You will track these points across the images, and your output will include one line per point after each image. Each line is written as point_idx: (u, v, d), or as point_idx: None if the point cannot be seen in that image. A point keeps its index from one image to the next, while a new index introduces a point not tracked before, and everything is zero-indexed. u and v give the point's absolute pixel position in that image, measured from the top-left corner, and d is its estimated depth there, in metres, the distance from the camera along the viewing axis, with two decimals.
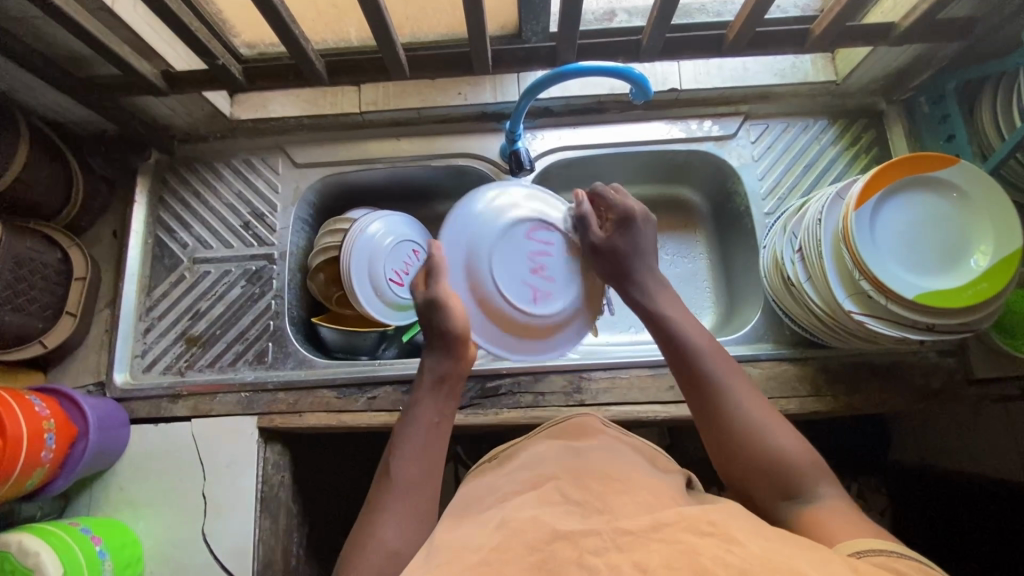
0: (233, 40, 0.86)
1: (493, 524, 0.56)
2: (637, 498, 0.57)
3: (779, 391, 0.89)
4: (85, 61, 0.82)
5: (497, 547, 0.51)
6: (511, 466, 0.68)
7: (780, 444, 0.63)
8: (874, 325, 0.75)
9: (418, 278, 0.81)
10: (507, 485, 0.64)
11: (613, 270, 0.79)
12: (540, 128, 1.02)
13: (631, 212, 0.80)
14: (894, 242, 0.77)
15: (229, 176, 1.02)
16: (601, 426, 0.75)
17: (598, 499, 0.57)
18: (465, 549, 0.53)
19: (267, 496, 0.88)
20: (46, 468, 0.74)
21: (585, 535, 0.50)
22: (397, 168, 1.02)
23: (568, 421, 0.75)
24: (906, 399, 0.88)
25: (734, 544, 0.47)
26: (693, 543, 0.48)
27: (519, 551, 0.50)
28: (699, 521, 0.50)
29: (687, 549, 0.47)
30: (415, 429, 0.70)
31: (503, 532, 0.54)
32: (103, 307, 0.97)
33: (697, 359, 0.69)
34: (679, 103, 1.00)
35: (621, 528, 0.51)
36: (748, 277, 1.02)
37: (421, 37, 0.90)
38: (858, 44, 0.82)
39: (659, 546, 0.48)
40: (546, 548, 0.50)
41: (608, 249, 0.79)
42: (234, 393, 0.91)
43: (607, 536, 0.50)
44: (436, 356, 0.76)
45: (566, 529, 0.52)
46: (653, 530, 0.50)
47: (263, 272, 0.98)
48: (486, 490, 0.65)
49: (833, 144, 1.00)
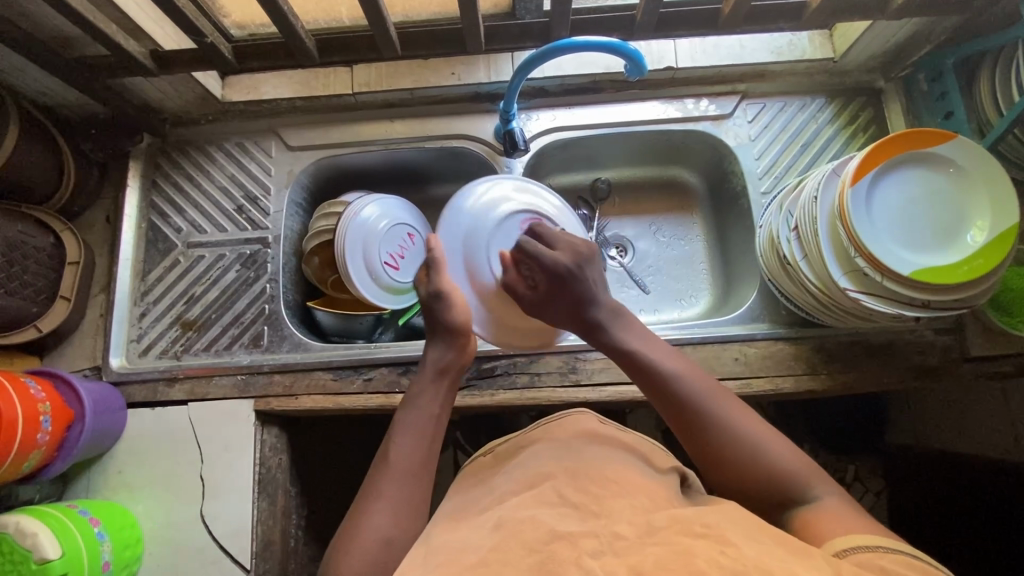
0: (223, 20, 0.85)
1: (489, 523, 0.56)
2: (634, 499, 0.57)
3: (775, 370, 0.89)
4: (75, 42, 0.81)
5: (496, 547, 0.52)
6: (509, 460, 0.69)
7: (771, 454, 0.63)
8: (869, 303, 0.75)
9: (418, 273, 0.82)
10: (504, 482, 0.64)
11: (572, 317, 0.77)
12: (534, 109, 1.01)
13: (562, 269, 0.75)
14: (890, 219, 0.77)
15: (222, 159, 1.01)
16: (595, 421, 0.75)
17: (595, 499, 0.57)
18: (463, 550, 0.53)
19: (264, 479, 0.88)
20: (42, 451, 0.74)
21: (582, 537, 0.51)
22: (390, 150, 1.01)
23: (561, 420, 0.74)
24: (903, 377, 0.88)
25: (728, 546, 0.48)
26: (688, 543, 0.49)
27: (517, 553, 0.51)
28: (692, 523, 0.51)
29: (682, 551, 0.48)
30: (410, 422, 0.71)
31: (500, 531, 0.54)
32: (98, 292, 0.96)
33: (677, 389, 0.68)
34: (675, 82, 1.00)
35: (618, 534, 0.51)
36: (744, 256, 1.02)
37: (414, 15, 0.89)
38: (856, 18, 0.81)
39: (656, 549, 0.49)
40: (543, 548, 0.50)
41: (553, 306, 0.77)
42: (231, 376, 0.91)
43: (604, 540, 0.51)
44: (439, 346, 0.77)
45: (564, 530, 0.52)
46: (649, 535, 0.51)
47: (258, 255, 0.98)
48: (481, 491, 0.65)
49: (830, 122, 0.99)
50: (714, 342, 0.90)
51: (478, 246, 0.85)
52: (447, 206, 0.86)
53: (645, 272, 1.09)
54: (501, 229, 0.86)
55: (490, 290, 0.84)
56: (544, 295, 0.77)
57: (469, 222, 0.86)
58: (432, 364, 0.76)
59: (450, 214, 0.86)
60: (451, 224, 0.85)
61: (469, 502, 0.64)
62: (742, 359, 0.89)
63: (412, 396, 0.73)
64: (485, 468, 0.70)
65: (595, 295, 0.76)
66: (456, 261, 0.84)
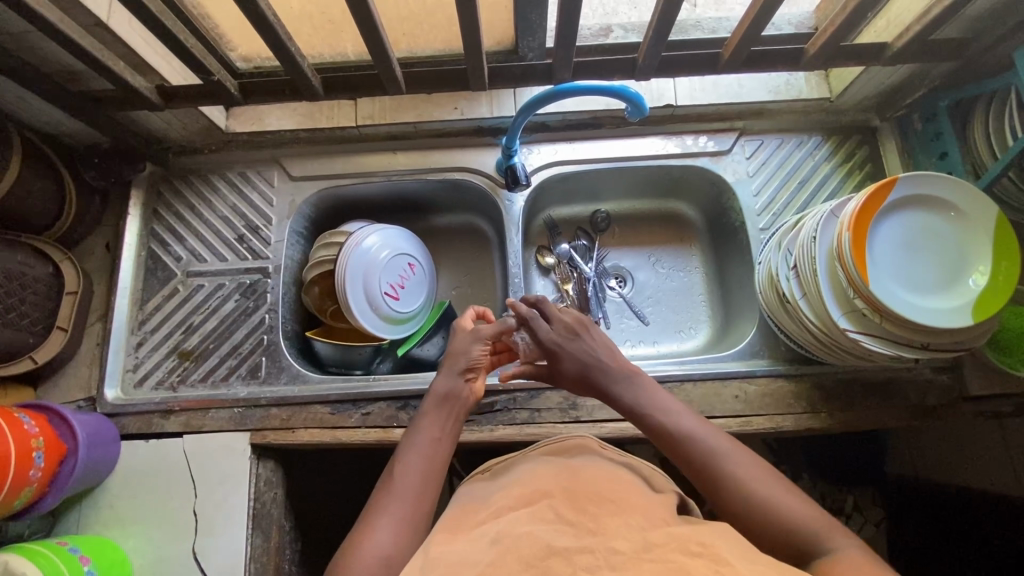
0: (230, 54, 0.85)
1: (486, 539, 0.56)
2: (630, 518, 0.57)
3: (775, 408, 0.88)
4: (80, 76, 0.80)
5: (493, 564, 0.52)
6: (507, 480, 0.67)
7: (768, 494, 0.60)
8: (868, 343, 0.76)
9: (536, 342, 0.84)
10: (499, 499, 0.63)
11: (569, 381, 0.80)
12: (535, 143, 1.02)
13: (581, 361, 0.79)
14: (905, 261, 0.77)
15: (224, 188, 1.02)
16: (598, 447, 0.75)
17: (592, 519, 0.57)
18: (460, 564, 0.53)
19: (259, 514, 0.87)
20: (33, 488, 0.73)
21: (579, 552, 0.53)
22: (393, 181, 1.02)
23: (563, 442, 0.75)
24: (902, 416, 0.89)
25: (722, 565, 0.49)
26: (681, 561, 0.50)
27: (514, 567, 0.51)
28: (688, 542, 0.53)
29: (678, 568, 0.49)
30: (416, 439, 0.72)
31: (498, 547, 0.54)
32: (95, 321, 0.96)
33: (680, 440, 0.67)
34: (675, 118, 1.01)
35: (613, 548, 0.53)
36: (743, 291, 1.02)
37: (419, 52, 0.91)
38: (852, 64, 0.83)
39: (652, 566, 0.50)
40: (539, 563, 0.52)
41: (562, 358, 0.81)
42: (227, 408, 0.90)
43: (599, 554, 0.52)
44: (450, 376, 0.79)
45: (559, 545, 0.53)
46: (645, 551, 0.52)
47: (258, 285, 0.98)
48: (476, 506, 0.63)
49: (827, 160, 1.01)
50: (714, 379, 0.90)
51: (907, 245, 0.78)
52: (893, 217, 0.78)
53: (644, 303, 1.09)
54: (891, 225, 0.78)
55: (859, 229, 0.75)
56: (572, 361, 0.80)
57: (898, 222, 0.78)
58: (438, 389, 0.78)
59: (891, 217, 0.78)
60: (893, 219, 0.78)
61: (464, 514, 0.62)
62: (742, 397, 0.89)
63: (419, 423, 0.75)
64: (481, 487, 0.68)
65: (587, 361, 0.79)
66: (893, 235, 0.78)
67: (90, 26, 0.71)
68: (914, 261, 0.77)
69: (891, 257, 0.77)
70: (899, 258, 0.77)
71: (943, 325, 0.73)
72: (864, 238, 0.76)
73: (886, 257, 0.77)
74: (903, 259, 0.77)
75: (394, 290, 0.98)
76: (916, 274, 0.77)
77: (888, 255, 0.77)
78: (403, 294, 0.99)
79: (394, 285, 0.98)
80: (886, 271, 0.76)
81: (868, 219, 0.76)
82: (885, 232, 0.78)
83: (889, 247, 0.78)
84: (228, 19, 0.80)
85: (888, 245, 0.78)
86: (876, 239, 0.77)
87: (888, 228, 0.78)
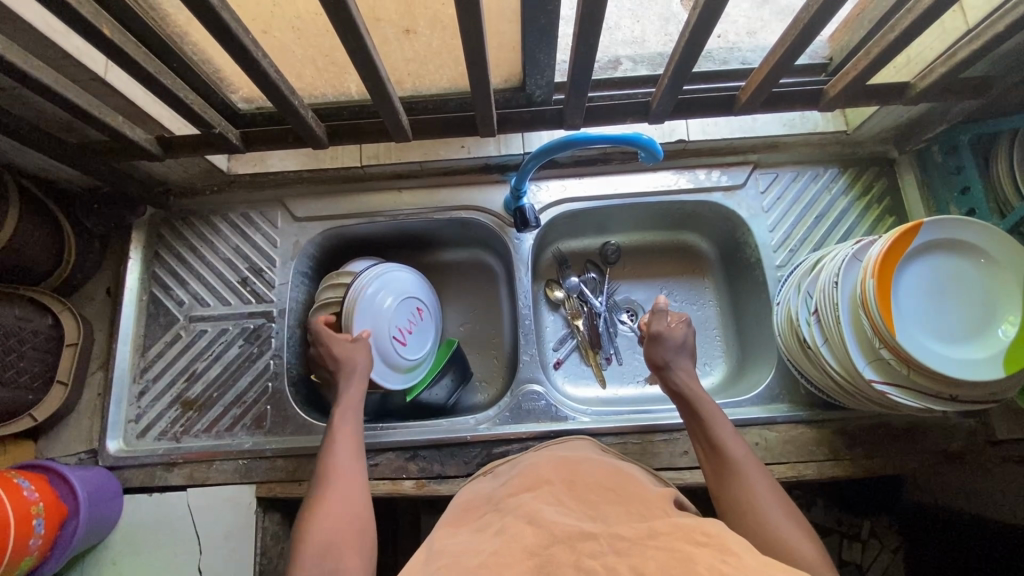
0: (231, 95, 0.82)
1: (492, 531, 0.53)
2: (630, 506, 0.56)
3: (796, 455, 0.86)
4: (76, 125, 0.77)
5: (498, 551, 0.48)
6: (510, 473, 0.67)
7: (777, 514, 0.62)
8: (896, 395, 0.73)
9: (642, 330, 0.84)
10: (502, 488, 0.62)
11: (649, 359, 0.82)
12: (543, 179, 1.00)
13: (682, 346, 0.81)
14: (929, 304, 0.75)
15: (226, 231, 1.00)
16: (599, 449, 0.76)
17: (591, 507, 0.55)
18: (463, 554, 0.49)
19: (266, 569, 0.85)
20: (34, 555, 0.71)
21: (582, 540, 0.48)
22: (399, 221, 1.00)
23: (559, 444, 0.75)
24: (927, 462, 0.86)
25: (729, 555, 0.44)
26: (688, 550, 0.45)
27: (516, 556, 0.47)
28: (693, 532, 0.47)
29: (683, 558, 0.44)
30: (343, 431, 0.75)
31: (501, 538, 0.51)
32: (96, 369, 0.94)
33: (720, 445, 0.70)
34: (687, 153, 0.99)
35: (618, 534, 0.49)
36: (760, 329, 0.99)
37: (423, 90, 0.88)
38: (873, 103, 0.80)
39: (656, 555, 0.45)
40: (543, 552, 0.47)
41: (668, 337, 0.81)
42: (232, 460, 0.88)
43: (604, 541, 0.48)
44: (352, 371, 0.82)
45: (563, 534, 0.49)
46: (649, 538, 0.48)
47: (261, 330, 0.95)
48: (482, 500, 0.62)
49: (844, 194, 0.98)
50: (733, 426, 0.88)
51: (934, 287, 0.75)
52: (931, 253, 0.75)
53: None
54: (917, 266, 0.75)
55: (885, 275, 0.72)
56: (677, 338, 0.81)
57: (928, 263, 0.75)
58: (351, 396, 0.80)
59: (919, 258, 0.75)
60: (924, 261, 0.75)
61: (467, 510, 0.62)
62: (762, 444, 0.87)
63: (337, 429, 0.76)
64: (483, 485, 0.68)
65: (682, 348, 0.81)
66: (922, 278, 0.75)
67: (86, 79, 0.69)
68: (941, 307, 0.75)
69: (918, 303, 0.74)
70: (923, 303, 0.74)
71: (975, 379, 0.70)
72: (890, 281, 0.73)
73: (912, 301, 0.74)
74: (929, 304, 0.75)
75: (403, 337, 0.93)
76: (941, 321, 0.74)
77: (913, 300, 0.74)
78: (410, 341, 0.94)
79: (401, 331, 0.93)
80: (913, 318, 0.73)
81: (897, 260, 0.74)
82: (917, 271, 0.75)
83: (916, 293, 0.75)
84: (234, 68, 0.77)
85: (915, 289, 0.75)
86: (904, 283, 0.75)
87: (917, 270, 0.75)
